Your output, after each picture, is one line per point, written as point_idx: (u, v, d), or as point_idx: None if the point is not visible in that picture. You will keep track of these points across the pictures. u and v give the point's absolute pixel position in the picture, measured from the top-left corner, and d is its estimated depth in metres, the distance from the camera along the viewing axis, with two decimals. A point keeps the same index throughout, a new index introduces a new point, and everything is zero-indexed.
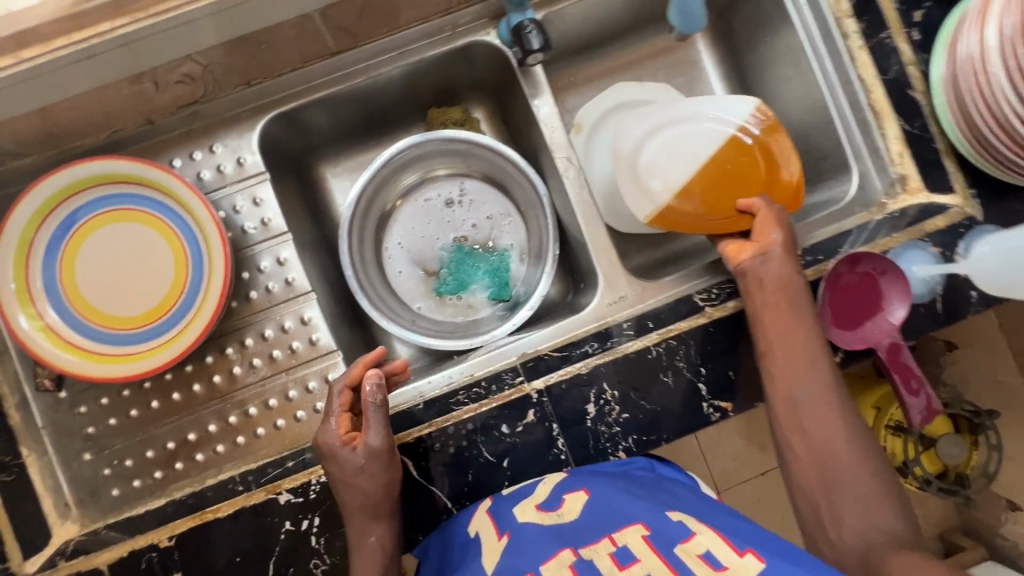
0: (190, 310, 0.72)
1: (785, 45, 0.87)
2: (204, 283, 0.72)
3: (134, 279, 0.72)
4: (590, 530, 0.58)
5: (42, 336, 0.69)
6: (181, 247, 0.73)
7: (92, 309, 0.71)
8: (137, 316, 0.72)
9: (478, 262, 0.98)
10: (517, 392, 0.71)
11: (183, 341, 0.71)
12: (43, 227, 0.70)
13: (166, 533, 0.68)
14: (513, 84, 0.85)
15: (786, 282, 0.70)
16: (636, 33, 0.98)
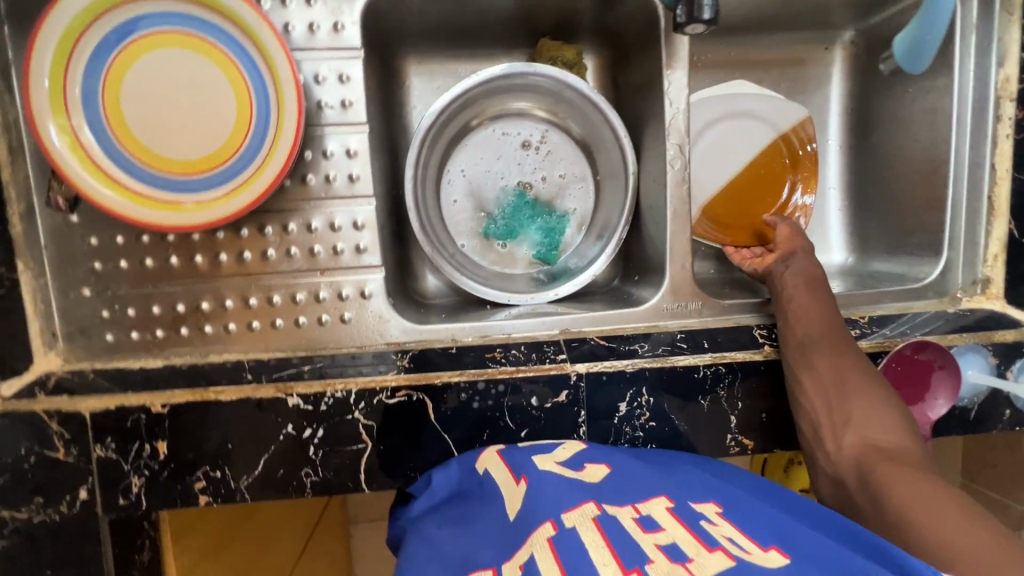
0: (238, 177, 0.64)
1: (928, 103, 0.81)
2: (261, 153, 0.64)
3: (185, 119, 0.63)
4: (619, 495, 0.55)
5: (68, 146, 0.60)
6: (247, 98, 0.64)
7: (128, 136, 0.62)
8: (177, 161, 0.63)
9: (531, 212, 0.92)
10: (557, 368, 0.68)
11: (222, 208, 0.63)
12: (95, 27, 0.60)
13: (160, 399, 0.63)
14: (654, 45, 0.74)
15: (826, 306, 0.70)
16: (767, 33, 0.93)
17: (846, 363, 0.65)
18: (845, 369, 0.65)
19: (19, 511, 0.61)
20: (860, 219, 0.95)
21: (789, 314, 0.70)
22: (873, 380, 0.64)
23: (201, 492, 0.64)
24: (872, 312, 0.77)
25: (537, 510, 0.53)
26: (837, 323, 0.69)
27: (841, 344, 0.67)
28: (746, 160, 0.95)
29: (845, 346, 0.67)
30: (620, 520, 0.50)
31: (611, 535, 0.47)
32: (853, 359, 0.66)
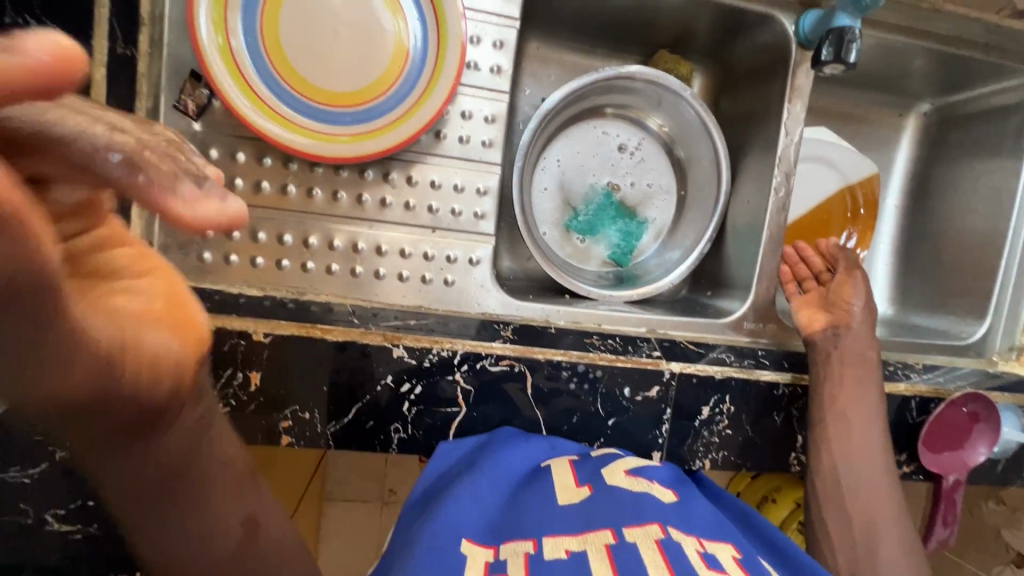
0: (373, 123, 0.63)
1: (990, 181, 0.90)
2: (404, 106, 0.63)
3: (338, 49, 0.62)
4: (686, 522, 0.51)
5: (216, 43, 0.58)
6: (405, 43, 0.63)
7: (279, 51, 0.60)
8: (319, 89, 0.62)
9: (612, 212, 0.93)
10: (652, 364, 0.70)
11: (352, 148, 0.62)
12: None
13: (265, 328, 0.61)
14: (775, 78, 0.78)
15: (871, 424, 0.70)
16: (859, 88, 0.98)
17: (875, 509, 0.67)
18: (873, 513, 0.66)
19: None
20: (905, 276, 1.01)
21: (828, 425, 0.70)
22: (898, 534, 0.65)
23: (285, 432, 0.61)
24: (924, 359, 0.82)
25: (593, 517, 0.49)
26: (880, 451, 0.70)
27: (880, 472, 0.69)
28: (819, 201, 1.00)
29: (882, 474, 0.69)
30: (684, 549, 0.45)
31: (675, 560, 0.43)
32: (887, 491, 0.68)
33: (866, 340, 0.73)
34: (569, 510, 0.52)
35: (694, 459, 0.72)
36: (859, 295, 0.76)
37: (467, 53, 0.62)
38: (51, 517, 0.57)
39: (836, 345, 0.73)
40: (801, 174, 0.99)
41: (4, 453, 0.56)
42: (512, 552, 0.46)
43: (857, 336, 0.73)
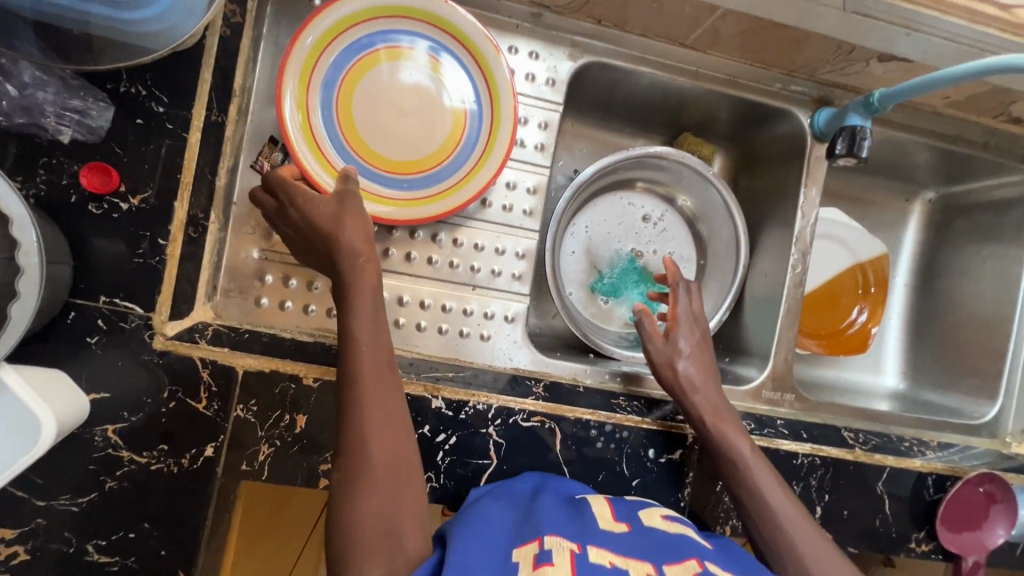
0: (429, 191, 0.69)
1: (994, 268, 0.96)
2: (457, 178, 0.70)
3: (403, 124, 0.69)
4: (723, 561, 0.52)
5: (300, 119, 0.65)
6: (462, 124, 0.70)
7: (351, 126, 0.68)
8: (384, 159, 0.69)
9: (635, 274, 0.98)
10: (676, 428, 0.73)
11: (409, 212, 0.67)
12: (358, 26, 0.66)
13: (313, 372, 0.64)
14: (792, 165, 0.86)
15: (765, 471, 0.66)
16: (872, 175, 1.04)
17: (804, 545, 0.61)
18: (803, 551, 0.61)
19: (139, 455, 0.60)
20: (916, 354, 1.05)
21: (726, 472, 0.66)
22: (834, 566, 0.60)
23: (324, 474, 0.63)
24: (938, 437, 0.87)
25: (633, 546, 0.50)
26: (787, 501, 0.64)
27: (801, 528, 0.62)
28: (829, 276, 1.05)
29: (798, 528, 0.62)
30: None
31: None
32: (813, 536, 0.62)
33: (694, 384, 0.70)
34: (609, 535, 0.52)
35: (717, 526, 0.72)
36: (654, 341, 0.72)
37: (517, 135, 0.69)
38: (92, 547, 0.59)
39: (687, 405, 0.70)
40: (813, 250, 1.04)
41: (59, 480, 0.58)
42: (556, 545, 0.46)
43: (706, 387, 0.70)
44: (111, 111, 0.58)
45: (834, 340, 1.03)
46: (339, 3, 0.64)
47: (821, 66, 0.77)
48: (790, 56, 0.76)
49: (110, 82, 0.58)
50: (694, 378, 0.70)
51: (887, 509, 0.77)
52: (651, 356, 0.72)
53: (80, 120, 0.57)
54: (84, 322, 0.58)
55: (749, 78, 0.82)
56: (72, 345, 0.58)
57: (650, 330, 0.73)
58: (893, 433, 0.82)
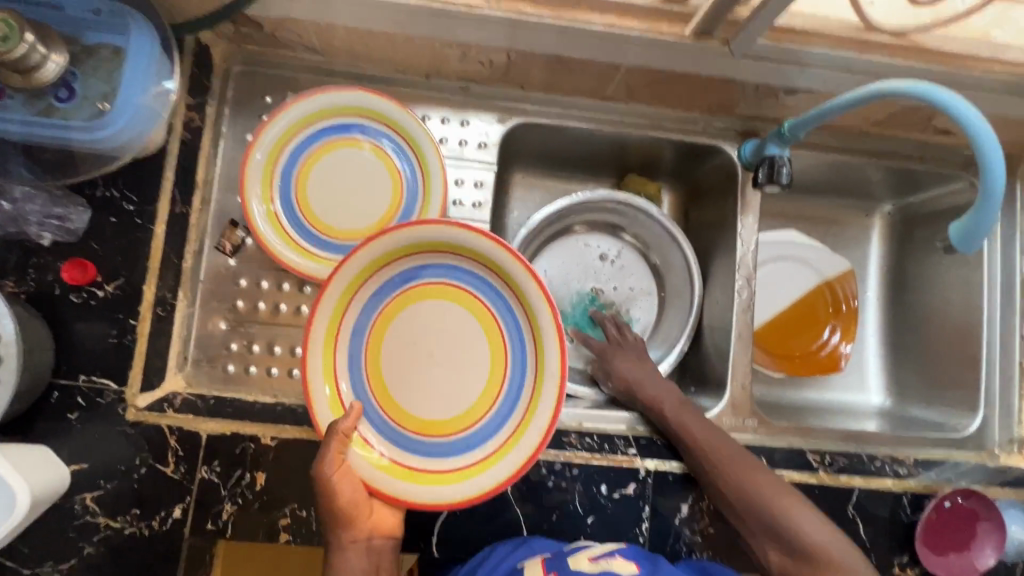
0: (435, 460, 0.64)
1: (960, 277, 0.94)
2: (483, 452, 0.64)
3: (427, 372, 0.64)
4: None
5: (325, 351, 0.63)
6: (500, 382, 0.65)
7: (379, 370, 0.65)
8: (394, 404, 0.64)
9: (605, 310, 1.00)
10: (627, 462, 0.73)
11: (438, 491, 0.62)
12: (316, 125, 0.76)
13: (271, 431, 0.68)
14: (727, 196, 0.90)
15: (735, 454, 0.70)
16: (826, 196, 1.06)
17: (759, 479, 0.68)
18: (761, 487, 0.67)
19: (115, 519, 0.65)
20: (899, 370, 1.02)
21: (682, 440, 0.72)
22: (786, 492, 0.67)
23: (284, 529, 0.67)
24: (917, 454, 0.83)
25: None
26: (766, 478, 0.68)
27: (764, 483, 0.67)
28: (795, 297, 1.06)
29: (787, 502, 0.66)
30: None
31: None
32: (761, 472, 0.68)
33: (638, 377, 0.78)
34: None
35: (678, 558, 0.72)
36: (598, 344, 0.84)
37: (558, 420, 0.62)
38: None
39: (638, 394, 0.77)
40: (774, 272, 1.06)
41: (44, 548, 0.63)
42: None
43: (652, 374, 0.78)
44: (87, 214, 0.67)
45: (805, 361, 1.03)
46: (301, 102, 0.74)
47: (737, 103, 0.81)
48: (705, 97, 0.81)
49: (89, 188, 0.68)
50: (640, 369, 0.79)
51: (863, 533, 0.75)
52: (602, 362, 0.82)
53: (60, 225, 0.66)
54: (67, 399, 0.66)
55: (674, 120, 0.86)
56: (55, 422, 0.65)
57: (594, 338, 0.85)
58: (865, 453, 0.81)
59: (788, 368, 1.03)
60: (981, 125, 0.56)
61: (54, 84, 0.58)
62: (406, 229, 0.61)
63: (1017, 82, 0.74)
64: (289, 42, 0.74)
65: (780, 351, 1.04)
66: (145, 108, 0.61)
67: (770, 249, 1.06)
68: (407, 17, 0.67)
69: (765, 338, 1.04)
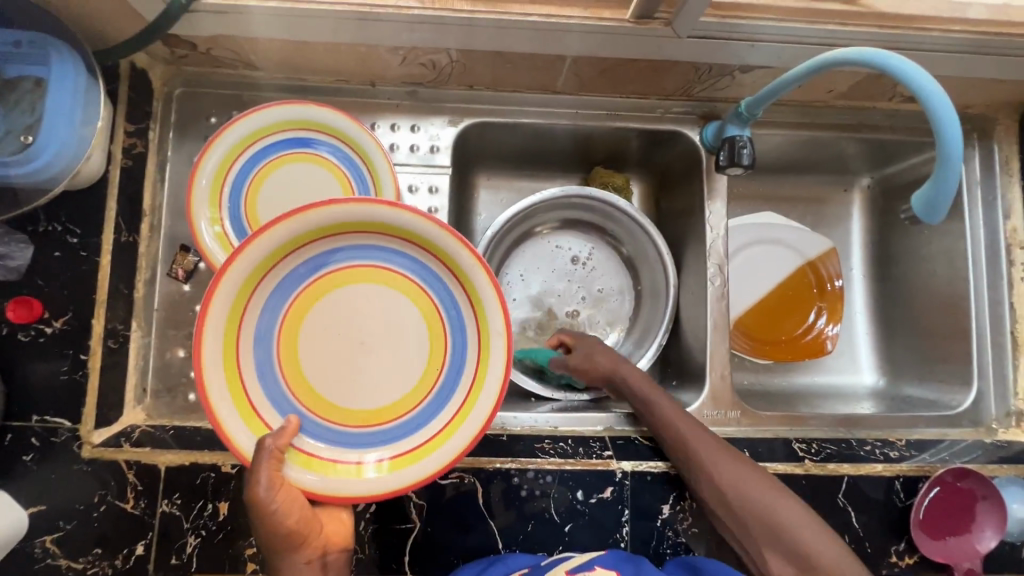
0: (364, 450, 0.61)
1: (944, 248, 0.89)
2: (420, 436, 0.61)
3: (348, 359, 0.61)
4: None
5: (224, 343, 0.57)
6: (433, 369, 0.62)
7: (293, 359, 0.60)
8: (312, 392, 0.61)
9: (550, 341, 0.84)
10: (603, 464, 0.70)
11: (360, 484, 0.58)
12: (264, 139, 0.74)
13: (231, 459, 0.66)
14: (692, 182, 0.87)
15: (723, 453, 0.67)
16: (801, 174, 1.02)
17: (733, 464, 0.66)
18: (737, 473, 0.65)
19: (76, 561, 0.63)
20: (890, 347, 0.99)
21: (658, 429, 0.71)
22: (759, 476, 0.65)
23: (250, 559, 0.65)
24: (908, 435, 0.80)
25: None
26: (754, 476, 0.65)
27: (737, 468, 0.66)
28: (777, 281, 1.03)
29: (776, 501, 0.63)
30: None
31: None
32: (733, 459, 0.67)
33: (617, 364, 0.78)
34: None
35: (662, 562, 0.69)
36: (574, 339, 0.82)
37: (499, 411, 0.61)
38: None
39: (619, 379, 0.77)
40: (755, 257, 1.03)
41: None
42: None
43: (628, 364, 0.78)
44: (30, 250, 0.66)
45: (790, 346, 1.01)
46: (248, 117, 0.72)
47: (692, 86, 0.79)
48: (659, 83, 0.78)
49: (30, 224, 0.66)
50: (616, 357, 0.78)
51: (856, 522, 0.72)
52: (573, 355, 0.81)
53: (1, 263, 0.65)
54: (20, 440, 0.64)
55: (632, 108, 0.84)
56: (9, 465, 0.63)
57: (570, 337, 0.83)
58: (854, 438, 0.77)
59: (774, 354, 1.00)
60: (938, 95, 0.54)
61: None
62: (328, 209, 0.56)
63: (980, 40, 0.71)
64: (226, 59, 0.73)
65: (765, 337, 1.01)
66: (67, 142, 0.60)
67: (750, 233, 1.03)
68: (338, 24, 0.65)
69: (749, 325, 1.01)
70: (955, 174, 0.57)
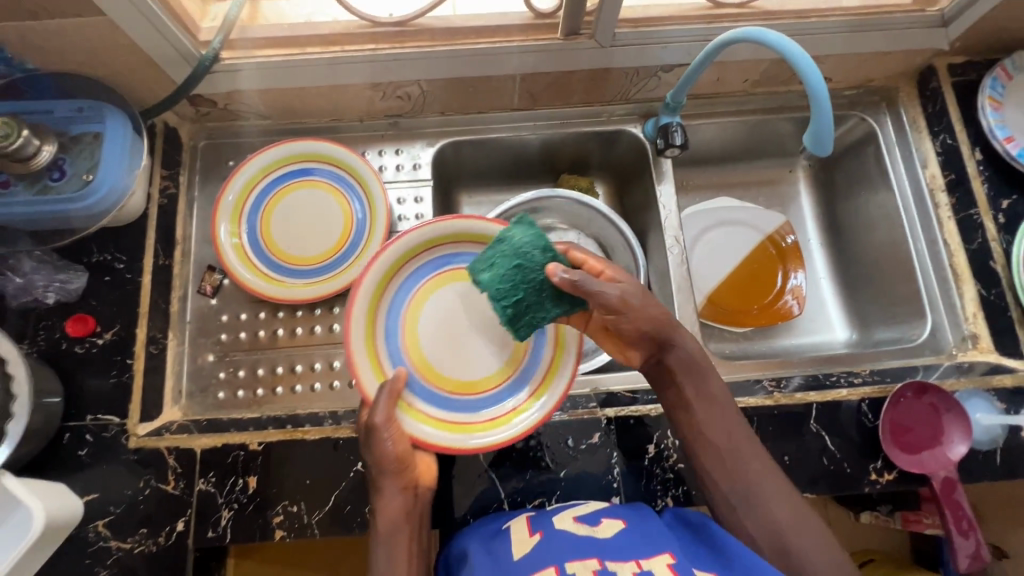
0: (458, 414, 0.73)
1: (879, 202, 0.99)
2: (502, 409, 0.74)
3: (456, 339, 0.75)
4: (627, 546, 0.57)
5: (369, 299, 0.73)
6: (519, 356, 0.76)
7: (411, 326, 0.75)
8: (426, 363, 0.74)
9: (540, 269, 0.64)
10: (589, 413, 0.78)
11: (448, 439, 0.70)
12: (279, 169, 0.89)
13: (258, 438, 0.75)
14: (643, 172, 1.00)
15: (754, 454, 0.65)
16: (748, 161, 1.14)
17: (738, 433, 0.66)
18: (738, 439, 0.65)
19: (125, 541, 0.70)
20: (855, 302, 1.06)
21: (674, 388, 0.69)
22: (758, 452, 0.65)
23: (278, 526, 0.72)
24: (873, 366, 0.86)
25: (543, 555, 0.56)
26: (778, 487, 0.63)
27: (738, 437, 0.66)
28: (742, 255, 1.12)
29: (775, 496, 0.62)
30: None
31: None
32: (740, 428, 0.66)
33: (674, 332, 0.68)
34: (523, 560, 0.57)
35: (655, 499, 0.75)
36: (612, 290, 0.64)
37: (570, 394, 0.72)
38: None
39: (671, 350, 0.68)
40: (718, 236, 1.13)
41: None
42: None
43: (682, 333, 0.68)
44: (85, 277, 0.79)
45: (765, 313, 1.07)
46: (267, 151, 0.88)
47: (627, 89, 0.93)
48: (598, 90, 0.93)
49: (86, 256, 0.80)
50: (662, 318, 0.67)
51: (831, 445, 0.77)
52: (616, 308, 0.65)
53: (62, 287, 0.78)
54: (76, 438, 0.74)
55: (581, 115, 0.98)
56: (66, 460, 0.73)
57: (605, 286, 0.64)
58: (819, 372, 0.84)
59: (751, 323, 1.07)
60: (802, 56, 0.67)
61: (48, 167, 0.72)
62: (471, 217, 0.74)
63: (855, 20, 0.85)
64: (240, 112, 0.89)
65: (739, 308, 1.08)
66: (122, 179, 0.75)
67: (709, 216, 1.13)
68: (327, 69, 0.81)
69: (722, 298, 1.09)
70: (829, 110, 0.66)
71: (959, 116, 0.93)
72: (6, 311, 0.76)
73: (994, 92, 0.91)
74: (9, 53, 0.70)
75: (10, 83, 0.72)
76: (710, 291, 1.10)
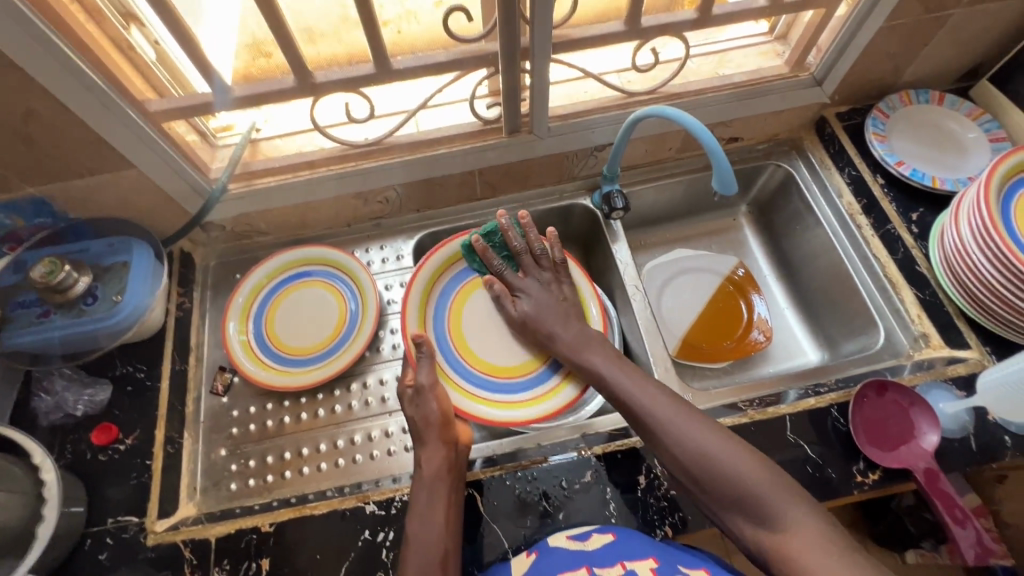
0: (495, 394, 0.90)
1: (811, 232, 1.12)
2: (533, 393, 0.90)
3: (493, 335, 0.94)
4: (613, 554, 0.64)
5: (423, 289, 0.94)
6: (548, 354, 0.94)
7: (455, 322, 0.95)
8: (469, 350, 0.93)
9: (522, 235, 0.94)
10: (578, 453, 0.83)
11: (486, 412, 0.87)
12: (280, 273, 1.02)
13: (268, 519, 0.79)
14: (598, 236, 1.13)
15: (753, 460, 0.66)
16: (694, 216, 1.29)
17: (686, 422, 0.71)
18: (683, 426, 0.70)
19: None
20: (818, 324, 1.14)
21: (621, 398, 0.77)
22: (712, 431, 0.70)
23: None
24: (837, 375, 0.91)
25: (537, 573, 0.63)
26: (779, 480, 0.64)
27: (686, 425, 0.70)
28: (706, 297, 1.20)
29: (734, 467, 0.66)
30: None
31: None
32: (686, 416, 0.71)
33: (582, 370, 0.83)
34: None
35: (654, 529, 0.77)
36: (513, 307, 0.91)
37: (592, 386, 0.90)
38: None
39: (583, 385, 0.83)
40: (682, 284, 1.23)
41: None
42: None
43: (559, 323, 0.87)
44: (109, 389, 0.88)
45: (738, 346, 1.14)
46: (270, 259, 1.01)
47: (572, 170, 1.09)
48: (547, 173, 1.09)
49: (111, 371, 0.89)
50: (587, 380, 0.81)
51: (813, 453, 0.81)
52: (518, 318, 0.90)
53: (89, 401, 0.86)
54: (98, 542, 0.78)
55: (537, 195, 1.13)
56: (88, 567, 0.76)
57: (507, 303, 0.91)
58: (788, 387, 0.90)
59: (727, 357, 1.13)
60: (689, 119, 0.84)
61: (83, 295, 0.85)
62: None
63: (743, 91, 1.03)
64: (245, 232, 1.04)
65: (714, 344, 1.15)
66: (145, 298, 0.87)
67: (669, 267, 1.24)
68: (316, 186, 0.97)
69: (697, 337, 1.16)
70: (723, 153, 0.80)
71: (856, 151, 1.09)
72: (37, 430, 0.84)
73: (877, 128, 1.08)
74: (55, 209, 0.86)
75: (53, 232, 0.87)
76: (684, 332, 1.17)
